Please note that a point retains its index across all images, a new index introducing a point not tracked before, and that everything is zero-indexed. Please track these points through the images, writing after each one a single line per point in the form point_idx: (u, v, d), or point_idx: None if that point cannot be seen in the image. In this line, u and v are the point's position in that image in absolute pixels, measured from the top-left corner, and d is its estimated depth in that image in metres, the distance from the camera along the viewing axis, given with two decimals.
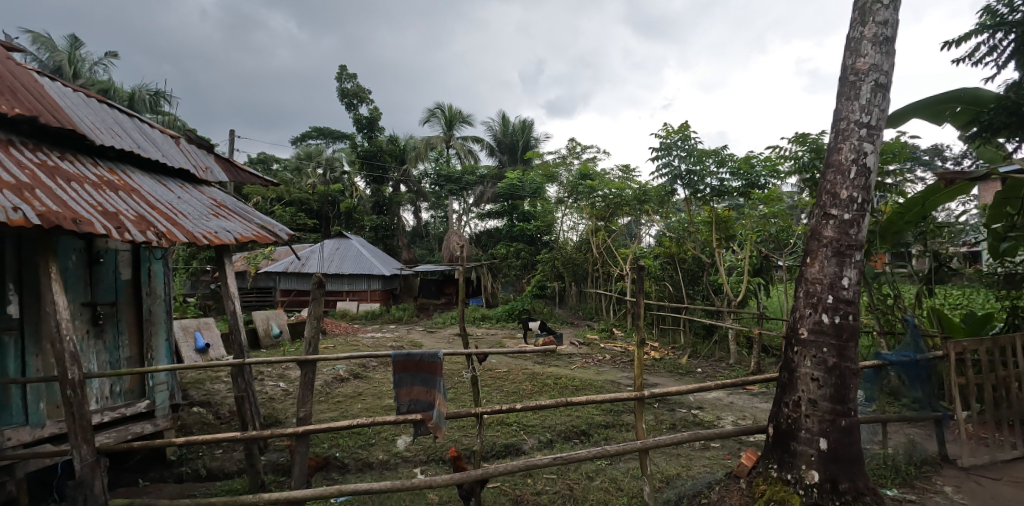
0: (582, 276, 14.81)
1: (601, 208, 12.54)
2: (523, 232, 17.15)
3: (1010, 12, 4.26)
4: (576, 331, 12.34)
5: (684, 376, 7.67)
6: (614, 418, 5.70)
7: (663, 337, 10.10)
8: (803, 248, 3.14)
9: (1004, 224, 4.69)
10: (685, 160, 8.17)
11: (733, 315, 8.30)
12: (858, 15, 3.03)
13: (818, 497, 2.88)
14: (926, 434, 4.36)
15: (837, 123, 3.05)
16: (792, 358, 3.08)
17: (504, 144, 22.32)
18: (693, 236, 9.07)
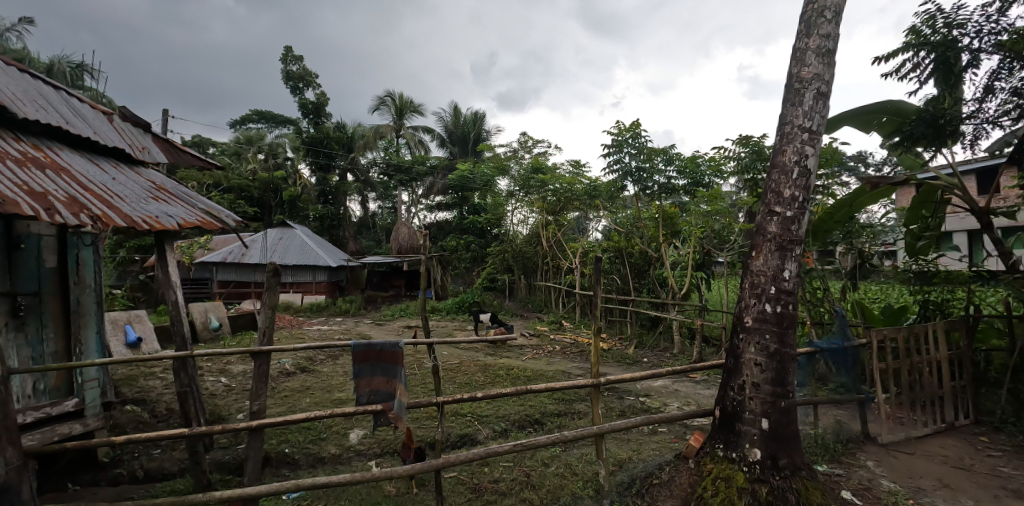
0: (532, 269, 14.86)
1: (552, 202, 12.71)
2: (473, 225, 17.15)
3: (932, 33, 4.71)
4: (526, 323, 12.48)
5: (631, 365, 7.99)
6: (566, 406, 5.86)
7: (611, 329, 10.42)
8: (749, 242, 3.33)
9: (921, 225, 5.17)
10: (635, 157, 8.51)
11: (677, 307, 8.67)
12: (805, 27, 3.29)
13: (761, 473, 3.13)
14: (851, 414, 4.81)
15: (783, 126, 3.28)
16: (738, 345, 3.28)
17: (456, 135, 22.09)
18: (641, 231, 9.40)
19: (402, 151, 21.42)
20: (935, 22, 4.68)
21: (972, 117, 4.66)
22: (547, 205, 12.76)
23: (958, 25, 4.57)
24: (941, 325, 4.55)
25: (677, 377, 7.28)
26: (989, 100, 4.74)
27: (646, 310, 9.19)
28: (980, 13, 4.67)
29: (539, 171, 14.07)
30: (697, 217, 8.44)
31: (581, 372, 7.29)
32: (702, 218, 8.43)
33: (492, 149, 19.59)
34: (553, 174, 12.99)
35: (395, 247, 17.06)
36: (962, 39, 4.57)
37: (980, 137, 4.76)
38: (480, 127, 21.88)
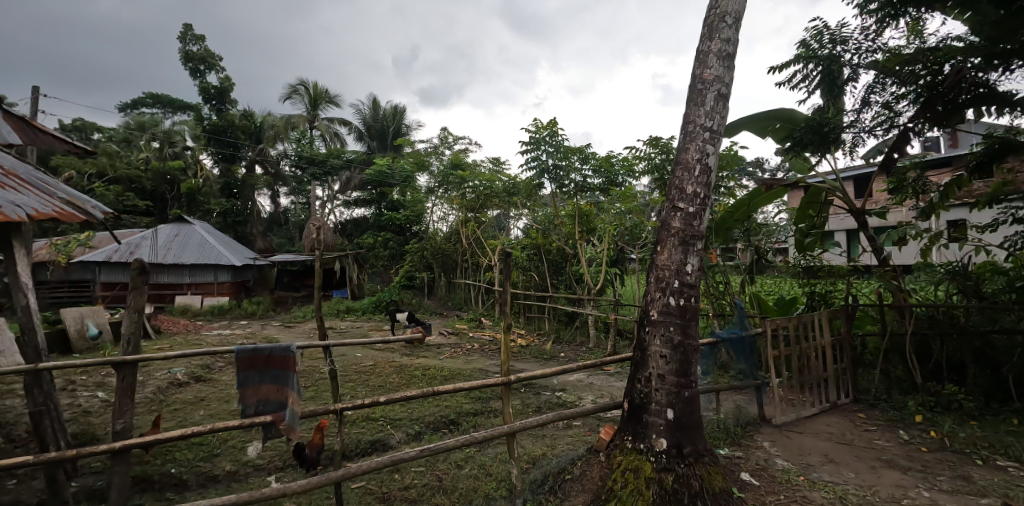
0: (452, 266, 14.47)
1: (471, 200, 12.55)
2: (391, 222, 16.52)
3: (818, 48, 5.14)
4: (445, 322, 12.24)
5: (548, 361, 8.07)
6: (482, 404, 5.74)
7: (530, 325, 10.48)
8: (655, 237, 3.40)
9: (808, 223, 5.66)
10: (552, 155, 8.90)
11: (592, 302, 8.87)
12: (708, 31, 3.42)
13: (667, 462, 3.21)
14: (749, 399, 5.13)
15: (686, 125, 3.37)
16: (644, 337, 3.33)
17: (374, 129, 21.34)
18: (558, 228, 9.54)
19: (316, 144, 20.21)
20: (822, 38, 5.11)
21: (851, 126, 5.15)
22: (467, 202, 12.57)
23: (840, 42, 5.03)
24: (824, 315, 4.97)
25: (592, 370, 7.45)
26: (864, 112, 5.28)
27: (563, 306, 9.33)
28: (858, 33, 5.18)
29: (459, 167, 13.81)
30: (611, 214, 8.63)
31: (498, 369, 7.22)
32: (616, 215, 8.67)
33: (413, 144, 19.06)
34: (472, 171, 12.82)
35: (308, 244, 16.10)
36: (843, 55, 5.04)
37: (858, 145, 5.28)
38: (400, 122, 21.24)
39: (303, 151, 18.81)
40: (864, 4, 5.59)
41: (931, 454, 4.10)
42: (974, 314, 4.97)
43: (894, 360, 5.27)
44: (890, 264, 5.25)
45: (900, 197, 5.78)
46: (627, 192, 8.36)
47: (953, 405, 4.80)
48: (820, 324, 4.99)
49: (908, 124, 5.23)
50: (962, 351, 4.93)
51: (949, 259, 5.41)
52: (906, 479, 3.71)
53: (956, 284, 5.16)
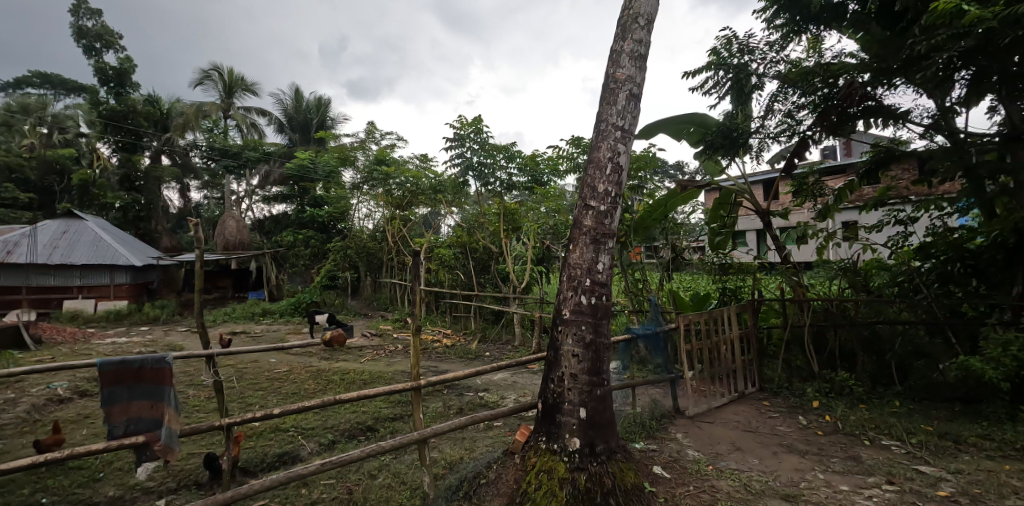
0: (377, 265, 14.20)
1: (397, 196, 12.18)
2: (313, 219, 15.69)
3: (728, 56, 5.39)
4: (368, 323, 11.79)
5: (473, 360, 7.98)
6: (400, 409, 5.52)
7: (456, 324, 10.34)
8: (568, 235, 3.37)
9: (720, 223, 5.95)
10: (477, 152, 8.65)
11: (517, 300, 8.89)
12: (622, 31, 3.43)
13: (579, 461, 3.19)
14: (664, 393, 5.30)
15: (599, 124, 3.37)
16: (557, 336, 3.29)
17: (297, 120, 20.34)
18: (483, 227, 9.48)
19: (230, 134, 19.10)
20: (732, 47, 5.36)
21: (757, 132, 5.45)
22: (393, 199, 12.16)
23: (748, 52, 5.30)
24: (732, 309, 5.23)
25: (516, 369, 7.43)
26: (769, 119, 5.61)
27: (489, 304, 9.26)
28: (764, 44, 5.49)
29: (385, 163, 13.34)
30: (531, 212, 8.89)
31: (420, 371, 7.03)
32: (538, 213, 8.80)
33: (339, 138, 18.26)
34: (398, 166, 12.44)
35: (221, 243, 14.92)
36: (751, 64, 5.32)
37: (763, 150, 5.60)
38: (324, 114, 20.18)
39: (214, 140, 17.51)
40: (771, 19, 5.94)
41: (826, 437, 4.40)
42: (862, 307, 5.42)
43: (794, 351, 5.66)
44: (789, 261, 5.66)
45: (801, 198, 6.17)
46: (551, 190, 8.67)
47: (844, 390, 5.20)
48: (729, 318, 5.23)
49: (807, 132, 5.61)
50: (852, 340, 5.36)
51: (842, 256, 5.86)
52: (804, 463, 3.94)
53: (847, 279, 5.60)
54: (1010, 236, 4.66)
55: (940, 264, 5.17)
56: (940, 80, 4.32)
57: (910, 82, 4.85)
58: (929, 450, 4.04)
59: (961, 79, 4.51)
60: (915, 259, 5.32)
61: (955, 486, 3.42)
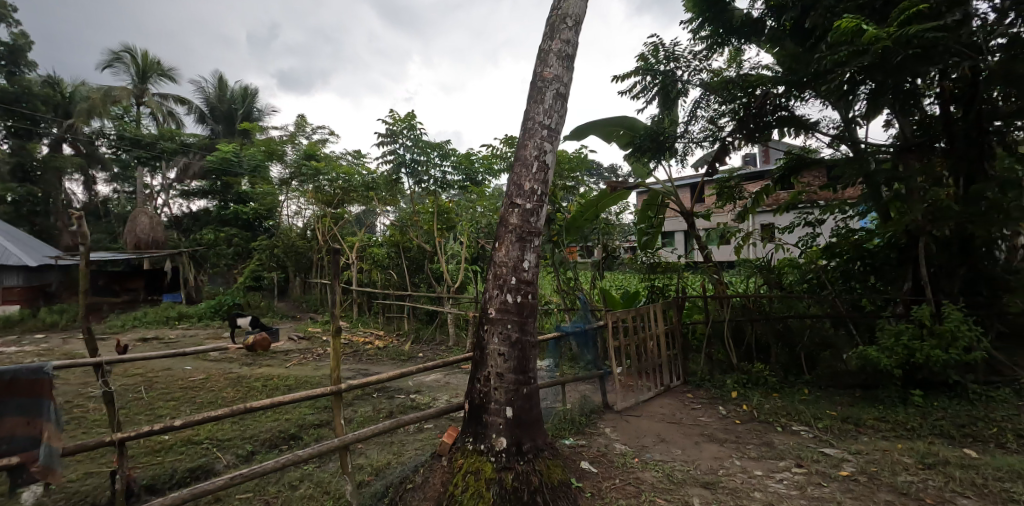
0: (306, 265, 13.69)
1: (328, 193, 11.72)
2: (236, 216, 15.21)
3: (656, 62, 5.59)
4: (296, 325, 11.28)
5: (405, 361, 7.84)
6: (326, 414, 5.29)
7: (389, 325, 10.14)
8: (494, 234, 3.35)
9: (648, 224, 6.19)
10: (410, 149, 8.46)
11: (451, 300, 8.84)
12: (550, 31, 3.44)
13: (506, 461, 3.17)
14: (594, 388, 5.41)
15: (526, 122, 3.37)
16: (483, 336, 3.26)
17: (220, 111, 19.21)
18: (416, 225, 9.36)
19: (142, 122, 17.64)
20: (658, 54, 5.56)
21: (682, 137, 5.68)
22: (323, 196, 11.70)
23: (673, 59, 5.52)
24: (658, 306, 5.43)
25: (449, 369, 7.37)
26: (692, 125, 5.87)
27: (423, 305, 9.13)
28: (689, 53, 5.73)
29: (315, 158, 12.78)
30: (465, 211, 8.89)
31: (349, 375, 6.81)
32: (472, 212, 8.81)
33: (267, 131, 17.34)
34: (328, 162, 12.00)
35: (131, 240, 13.69)
36: (676, 72, 5.54)
37: (688, 154, 5.85)
38: (250, 104, 19.28)
39: (123, 130, 16.16)
40: (697, 30, 6.22)
41: (743, 425, 4.66)
42: (775, 303, 5.80)
43: (715, 345, 5.96)
44: (711, 260, 5.97)
45: (722, 201, 6.51)
46: (485, 190, 8.70)
47: (759, 380, 5.54)
48: (654, 315, 5.42)
49: (727, 139, 5.92)
50: (767, 334, 5.73)
51: (759, 255, 6.24)
52: (723, 451, 4.15)
53: (763, 277, 5.97)
54: (901, 237, 5.14)
55: (843, 262, 5.62)
56: (843, 93, 4.69)
57: (817, 95, 5.23)
58: (833, 433, 4.37)
59: (861, 93, 4.91)
60: (822, 257, 5.76)
61: (855, 466, 3.70)
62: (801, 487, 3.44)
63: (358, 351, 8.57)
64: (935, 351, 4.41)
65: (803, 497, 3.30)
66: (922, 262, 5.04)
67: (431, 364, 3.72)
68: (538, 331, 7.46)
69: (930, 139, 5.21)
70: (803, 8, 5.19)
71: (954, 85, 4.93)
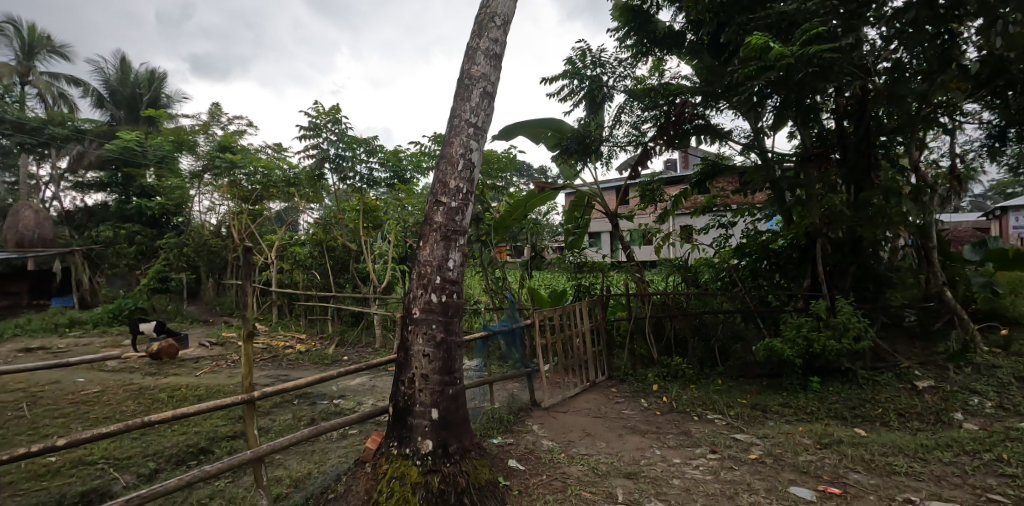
0: (221, 265, 13.01)
1: (246, 189, 11.03)
2: (140, 211, 13.62)
3: (583, 67, 5.75)
4: (209, 330, 10.54)
5: (329, 365, 7.58)
6: (240, 425, 4.96)
7: (311, 328, 9.82)
8: (418, 232, 3.28)
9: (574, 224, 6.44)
10: (335, 144, 8.14)
11: (378, 300, 8.68)
12: (477, 28, 3.43)
13: (432, 464, 3.11)
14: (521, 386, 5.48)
15: (452, 120, 3.33)
16: (407, 337, 3.18)
17: (123, 95, 17.51)
18: (341, 224, 9.04)
19: (25, 103, 15.61)
20: (585, 59, 5.72)
21: (607, 140, 5.89)
22: (239, 191, 10.98)
23: (600, 65, 5.71)
24: (584, 304, 5.60)
25: (375, 372, 7.18)
26: (617, 129, 6.10)
27: (348, 305, 9.10)
28: (615, 60, 5.95)
29: (230, 150, 11.93)
30: (393, 210, 8.70)
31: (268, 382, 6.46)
32: (401, 211, 8.64)
33: (177, 120, 16.00)
34: (245, 155, 11.28)
35: (13, 239, 12.76)
36: (602, 77, 5.74)
37: (613, 157, 6.08)
38: (159, 89, 17.85)
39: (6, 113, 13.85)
40: (623, 38, 6.47)
41: (662, 416, 4.91)
42: (692, 300, 6.17)
43: (637, 340, 6.26)
44: (633, 259, 6.27)
45: (644, 203, 6.84)
46: (414, 189, 8.65)
47: (678, 373, 5.87)
48: (579, 312, 5.58)
49: (650, 144, 6.20)
50: (684, 329, 6.10)
51: (677, 255, 6.60)
52: (644, 442, 4.34)
53: (681, 275, 6.34)
54: (801, 238, 5.64)
55: (752, 261, 6.09)
56: (753, 104, 5.06)
57: (730, 106, 5.61)
58: (743, 419, 4.71)
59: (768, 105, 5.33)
60: (733, 257, 6.20)
61: (762, 449, 4.00)
62: (715, 471, 3.66)
63: (278, 356, 8.13)
64: (829, 341, 4.88)
65: (717, 480, 3.52)
66: (819, 261, 5.56)
67: (353, 368, 3.57)
68: (465, 330, 7.54)
69: (826, 150, 5.76)
70: (719, 24, 5.55)
71: (845, 102, 5.48)
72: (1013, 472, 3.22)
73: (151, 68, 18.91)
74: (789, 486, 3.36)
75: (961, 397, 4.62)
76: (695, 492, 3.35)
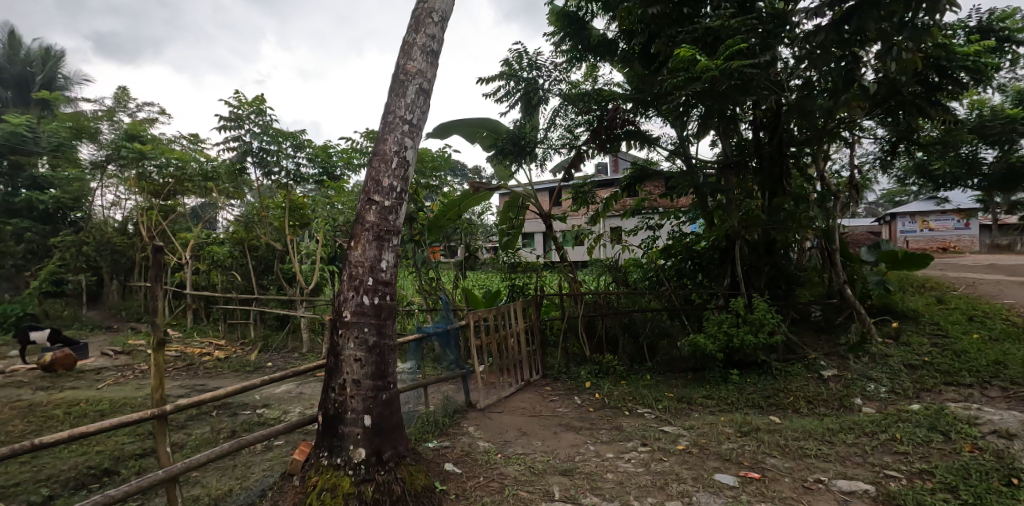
0: (127, 267, 11.96)
1: (156, 182, 10.12)
2: (31, 205, 12.20)
3: (519, 69, 5.80)
4: (112, 337, 9.57)
5: (251, 373, 7.13)
6: (151, 442, 4.53)
7: (231, 333, 9.24)
8: (349, 232, 3.15)
9: (509, 225, 6.54)
10: (258, 137, 7.66)
11: (306, 303, 8.30)
12: (414, 23, 3.34)
13: (365, 472, 2.99)
14: (456, 388, 5.43)
15: (386, 116, 3.23)
16: (337, 341, 3.04)
17: (8, 73, 15.50)
18: (264, 221, 8.52)
19: None
20: (522, 61, 5.78)
21: (541, 143, 5.98)
22: (150, 184, 10.04)
23: (536, 68, 5.78)
24: (519, 304, 5.65)
25: (303, 379, 6.84)
26: (552, 132, 6.22)
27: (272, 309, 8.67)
28: (551, 63, 6.05)
29: (138, 139, 10.87)
30: (321, 207, 8.29)
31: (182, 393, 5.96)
32: (330, 208, 8.26)
33: (74, 103, 14.36)
34: (156, 145, 10.33)
35: None
36: (538, 80, 5.82)
37: (547, 159, 6.18)
38: (54, 69, 15.94)
39: None
40: (559, 43, 6.59)
41: (595, 413, 5.05)
42: (622, 298, 6.41)
43: (571, 339, 6.41)
44: (566, 259, 6.44)
45: (577, 205, 7.03)
46: (344, 186, 8.32)
47: (609, 369, 6.07)
48: (514, 312, 5.62)
49: (582, 147, 6.37)
50: (616, 327, 6.33)
51: (608, 255, 6.82)
52: (579, 438, 4.43)
53: (612, 275, 6.57)
54: (722, 240, 6.02)
55: (677, 262, 6.42)
56: (680, 113, 5.33)
57: (659, 113, 5.89)
58: (671, 412, 4.94)
59: (693, 115, 5.64)
60: (660, 257, 6.50)
61: (689, 440, 4.22)
62: (646, 463, 3.81)
63: (194, 364, 7.52)
64: (747, 336, 5.24)
65: (648, 472, 3.66)
66: (738, 262, 5.96)
67: (278, 375, 3.36)
68: (398, 331, 7.40)
69: (744, 158, 6.19)
70: (650, 35, 5.79)
71: (762, 115, 5.91)
72: (902, 450, 3.61)
73: (43, 43, 16.86)
74: (714, 474, 3.56)
75: (859, 384, 5.13)
76: (628, 485, 3.46)
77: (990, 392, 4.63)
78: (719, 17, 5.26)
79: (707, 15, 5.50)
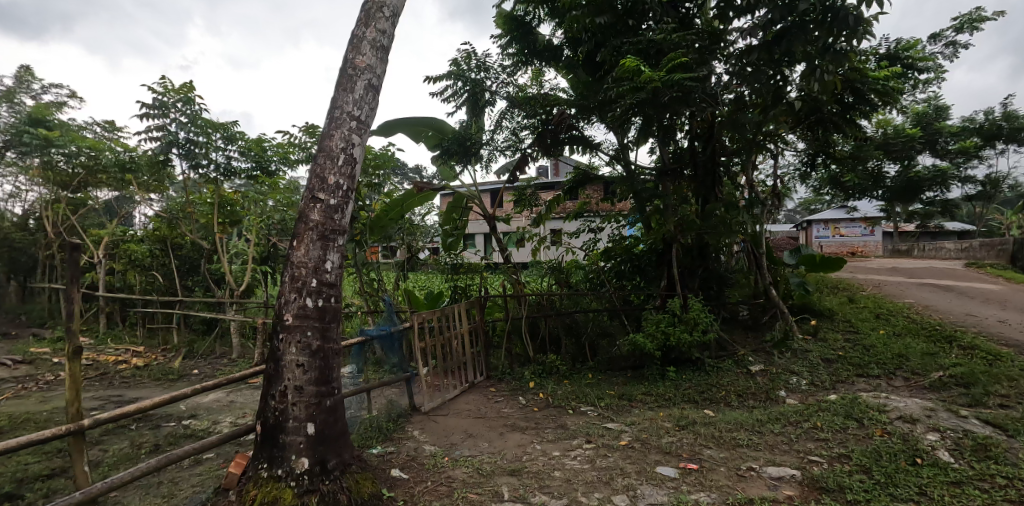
0: (27, 266, 10.74)
1: (65, 173, 9.15)
2: None
3: (467, 69, 5.79)
4: (6, 345, 8.53)
5: (176, 381, 6.62)
6: (60, 461, 4.08)
7: (151, 338, 8.52)
8: (291, 231, 2.99)
9: (452, 226, 6.51)
10: (185, 127, 7.12)
11: (236, 305, 7.80)
12: (364, 17, 3.24)
13: (308, 483, 2.85)
14: (401, 392, 5.32)
15: (333, 111, 3.10)
16: (277, 346, 2.88)
17: None
18: (190, 218, 7.96)
19: None
20: (470, 62, 5.77)
21: (487, 144, 6.01)
22: (57, 175, 9.06)
23: (484, 70, 5.80)
24: (462, 306, 5.63)
25: (234, 386, 6.44)
26: (497, 134, 6.25)
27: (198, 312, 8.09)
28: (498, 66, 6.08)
29: (44, 124, 9.78)
30: (254, 204, 7.85)
31: (94, 406, 5.41)
32: (263, 206, 7.92)
33: None
34: (64, 131, 9.31)
35: None
36: (485, 81, 5.84)
37: (492, 160, 6.20)
38: None
39: None
40: (505, 46, 6.64)
41: (540, 412, 5.13)
42: (564, 299, 6.55)
43: (514, 340, 6.47)
44: (511, 261, 6.48)
45: (520, 207, 7.11)
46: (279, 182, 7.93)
47: (552, 369, 6.18)
48: (459, 313, 5.59)
49: (527, 150, 6.45)
50: (560, 327, 6.46)
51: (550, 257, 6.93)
52: (525, 437, 4.49)
53: (554, 277, 6.69)
54: (659, 243, 6.32)
55: (616, 264, 6.67)
56: (624, 120, 5.51)
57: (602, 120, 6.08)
58: (613, 409, 5.11)
59: (635, 123, 5.87)
60: (600, 259, 6.71)
61: (631, 435, 4.38)
62: (591, 459, 3.92)
63: (108, 374, 6.85)
64: (683, 334, 5.52)
65: (594, 468, 3.76)
66: (675, 264, 6.26)
67: (209, 385, 3.12)
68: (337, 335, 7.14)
69: (681, 166, 6.51)
70: (596, 44, 5.95)
71: (698, 126, 6.25)
72: (823, 437, 3.95)
73: None
74: (657, 467, 3.71)
75: (783, 378, 5.55)
76: (576, 481, 3.54)
77: (893, 382, 5.17)
78: (661, 30, 5.50)
79: (649, 29, 5.74)
